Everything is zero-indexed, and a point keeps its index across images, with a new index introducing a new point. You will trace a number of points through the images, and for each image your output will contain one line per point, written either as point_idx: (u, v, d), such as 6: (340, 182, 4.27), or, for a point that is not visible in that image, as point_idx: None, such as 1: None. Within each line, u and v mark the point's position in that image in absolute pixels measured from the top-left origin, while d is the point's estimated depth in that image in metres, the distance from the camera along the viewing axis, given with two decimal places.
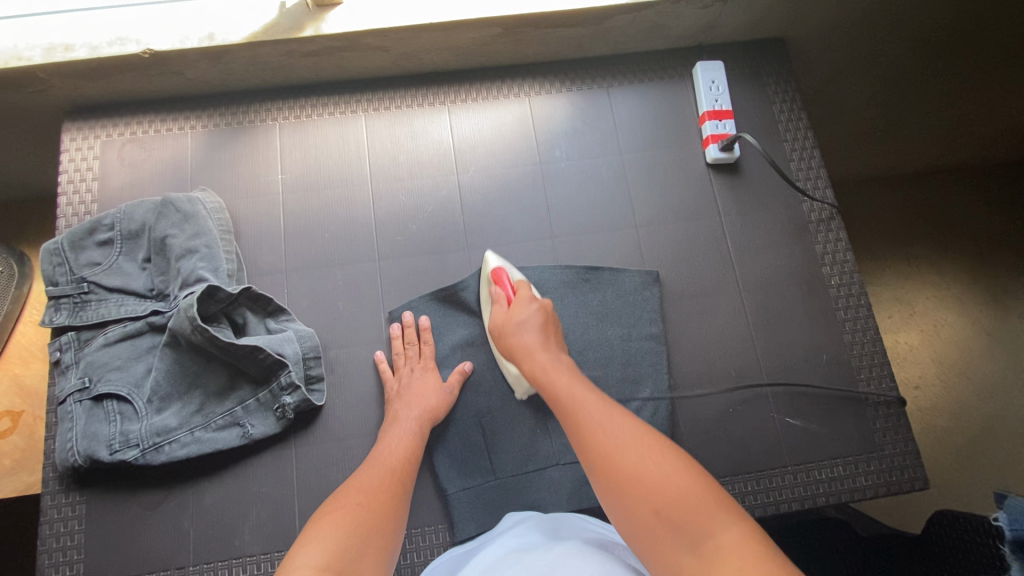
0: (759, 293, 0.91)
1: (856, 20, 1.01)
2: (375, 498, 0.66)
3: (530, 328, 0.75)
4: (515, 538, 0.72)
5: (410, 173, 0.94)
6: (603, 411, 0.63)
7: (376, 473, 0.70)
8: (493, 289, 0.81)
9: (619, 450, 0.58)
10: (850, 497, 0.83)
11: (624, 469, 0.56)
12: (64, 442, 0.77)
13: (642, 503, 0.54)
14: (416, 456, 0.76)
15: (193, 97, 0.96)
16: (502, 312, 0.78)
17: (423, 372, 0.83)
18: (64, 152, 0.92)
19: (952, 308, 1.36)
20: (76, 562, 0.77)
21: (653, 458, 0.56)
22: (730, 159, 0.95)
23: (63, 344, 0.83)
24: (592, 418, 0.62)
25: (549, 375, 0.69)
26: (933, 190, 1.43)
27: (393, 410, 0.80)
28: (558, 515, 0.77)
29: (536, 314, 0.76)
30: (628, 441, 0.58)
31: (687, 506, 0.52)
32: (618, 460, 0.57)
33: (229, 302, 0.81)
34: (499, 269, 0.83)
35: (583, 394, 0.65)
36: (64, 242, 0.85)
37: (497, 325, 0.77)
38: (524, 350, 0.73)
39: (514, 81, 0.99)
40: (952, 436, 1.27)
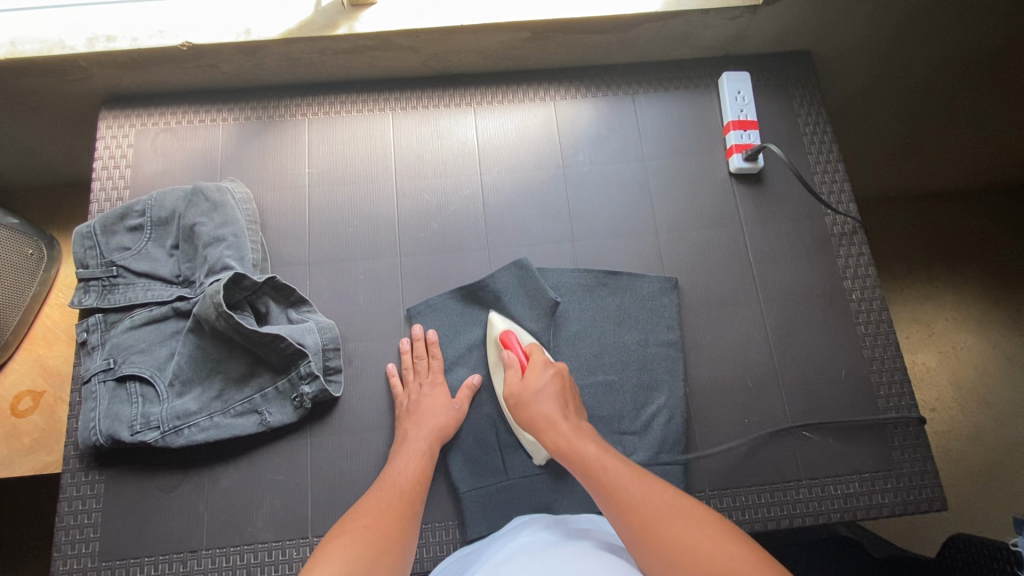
0: (779, 304, 0.91)
1: (885, 36, 1.01)
2: (384, 520, 0.67)
3: (550, 397, 0.76)
4: (524, 540, 0.71)
5: (434, 171, 0.95)
6: (636, 483, 0.64)
7: (386, 494, 0.71)
8: (505, 353, 0.81)
9: (661, 523, 0.59)
10: (866, 515, 0.82)
11: (668, 541, 0.58)
12: (87, 421, 0.79)
13: (692, 574, 0.55)
14: (425, 477, 0.75)
15: (226, 90, 0.98)
16: (515, 377, 0.78)
17: (432, 387, 0.83)
18: (100, 139, 0.95)
19: (973, 330, 1.34)
20: (92, 540, 0.78)
21: (695, 530, 0.58)
22: (753, 170, 0.95)
23: (90, 325, 0.84)
24: (628, 491, 0.64)
25: (574, 445, 0.71)
26: (957, 210, 1.41)
27: (402, 429, 0.79)
28: (567, 517, 0.77)
29: (553, 380, 0.77)
30: (668, 513, 0.60)
31: (736, 573, 0.53)
32: (661, 532, 0.59)
33: (254, 291, 0.82)
34: (508, 333, 0.83)
35: (614, 467, 0.67)
36: (96, 226, 0.87)
37: (512, 394, 0.77)
38: (547, 421, 0.74)
39: (540, 85, 1.00)
40: (968, 462, 1.25)
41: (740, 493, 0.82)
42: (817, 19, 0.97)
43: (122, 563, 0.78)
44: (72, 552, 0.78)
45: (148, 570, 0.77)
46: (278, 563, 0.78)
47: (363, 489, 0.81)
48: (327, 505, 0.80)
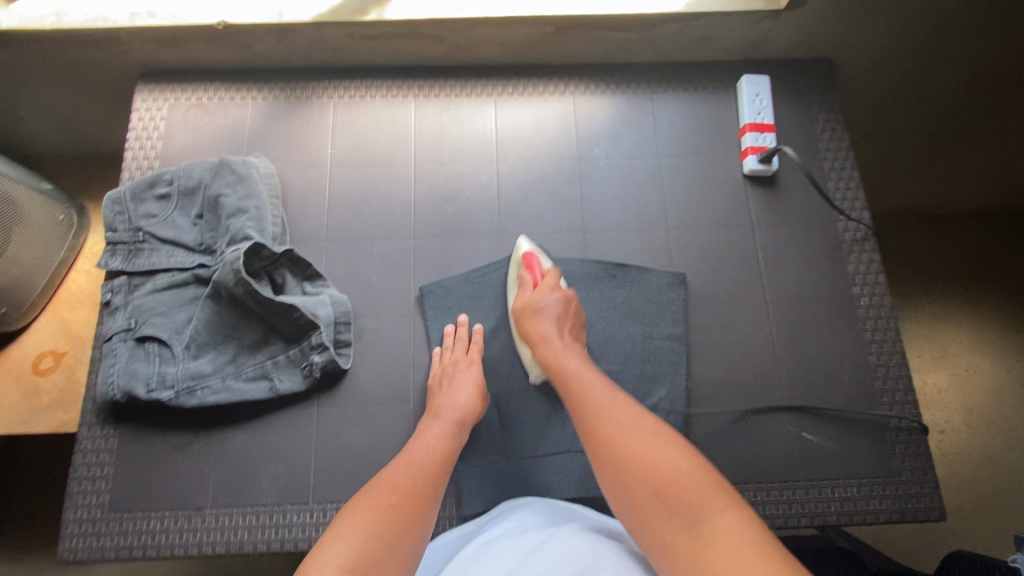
0: (785, 306, 0.91)
1: (907, 46, 1.02)
2: (408, 500, 0.63)
3: (550, 317, 0.80)
4: (516, 522, 0.72)
5: (452, 158, 0.98)
6: (611, 398, 0.67)
7: (411, 469, 0.68)
8: (522, 273, 0.86)
9: (624, 435, 0.62)
10: (862, 520, 0.82)
11: (625, 452, 0.60)
12: (106, 376, 0.82)
13: (642, 481, 0.58)
14: (449, 458, 0.73)
15: (257, 71, 1.01)
16: (526, 294, 0.84)
17: (467, 369, 0.83)
18: (135, 111, 0.99)
19: (985, 352, 1.33)
20: (103, 491, 0.81)
21: (653, 442, 0.60)
22: (768, 172, 0.96)
23: (114, 287, 0.88)
24: (598, 403, 0.67)
25: (560, 360, 0.75)
26: (975, 229, 1.40)
27: (435, 404, 0.79)
28: (553, 500, 0.78)
29: (558, 302, 0.81)
30: (634, 427, 0.63)
31: (685, 486, 0.56)
32: (620, 444, 0.61)
33: (271, 262, 0.85)
34: (532, 254, 0.88)
35: (591, 381, 0.70)
36: (126, 192, 0.91)
37: (521, 306, 0.83)
38: (541, 336, 0.78)
39: (560, 79, 1.02)
40: (974, 485, 1.23)
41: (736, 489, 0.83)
42: (840, 27, 0.98)
43: (130, 516, 0.80)
44: (84, 502, 0.81)
45: (154, 523, 0.80)
46: (279, 526, 0.80)
47: (365, 459, 0.83)
48: (329, 473, 0.83)
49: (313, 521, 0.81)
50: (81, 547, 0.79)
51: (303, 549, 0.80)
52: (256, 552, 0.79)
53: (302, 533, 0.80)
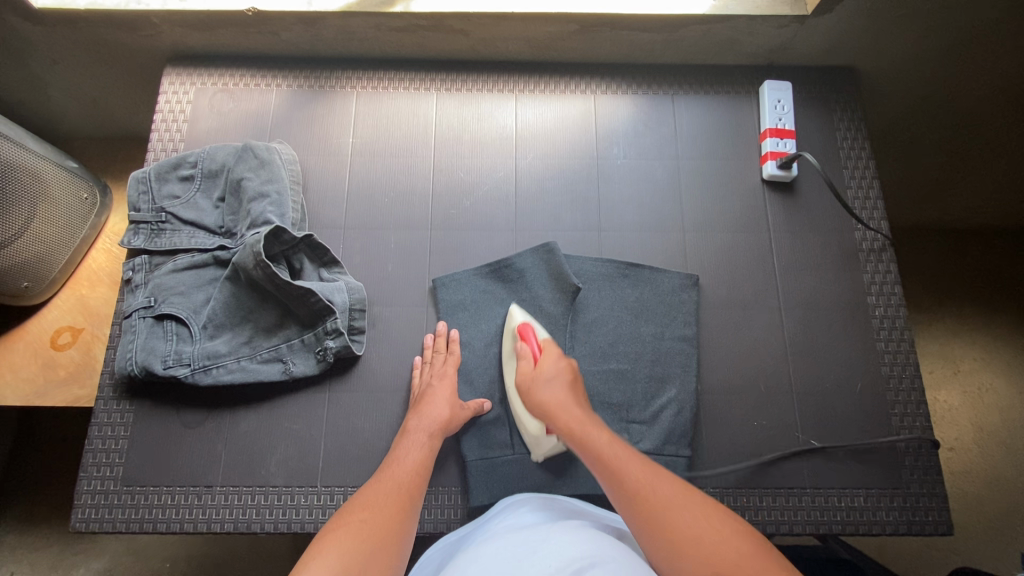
0: (799, 312, 0.91)
1: (933, 58, 1.01)
2: (381, 514, 0.65)
3: (558, 383, 0.77)
4: (513, 519, 0.73)
5: (471, 152, 0.98)
6: (649, 475, 0.65)
7: (385, 487, 0.69)
8: (520, 345, 0.82)
9: (672, 513, 0.61)
10: (868, 531, 0.81)
11: (678, 530, 0.59)
12: (125, 352, 0.83)
13: (700, 561, 0.56)
14: (424, 471, 0.74)
15: (283, 58, 1.03)
16: (528, 368, 0.80)
17: (440, 381, 0.82)
18: (163, 94, 1.00)
19: (999, 371, 1.31)
20: (116, 464, 0.83)
21: (705, 524, 0.59)
22: (786, 178, 0.96)
23: (136, 265, 0.90)
24: (638, 486, 0.64)
25: (586, 431, 0.72)
26: (994, 246, 1.38)
27: (407, 419, 0.80)
28: (554, 497, 0.78)
29: (564, 369, 0.78)
30: (679, 505, 0.61)
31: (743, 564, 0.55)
32: (673, 522, 0.60)
33: (291, 246, 0.87)
34: (526, 325, 0.84)
35: (625, 460, 0.68)
36: (151, 173, 0.92)
37: (523, 381, 0.79)
38: (555, 404, 0.75)
39: (582, 78, 1.02)
40: (983, 506, 1.22)
41: (742, 494, 0.83)
42: (867, 34, 0.97)
43: (142, 490, 0.82)
44: (97, 474, 0.82)
45: (164, 498, 0.82)
46: (286, 507, 0.81)
47: (373, 446, 0.84)
48: (337, 457, 0.84)
49: (320, 503, 0.82)
50: (93, 518, 0.80)
51: (309, 531, 0.81)
52: (263, 531, 0.80)
53: (308, 516, 0.81)
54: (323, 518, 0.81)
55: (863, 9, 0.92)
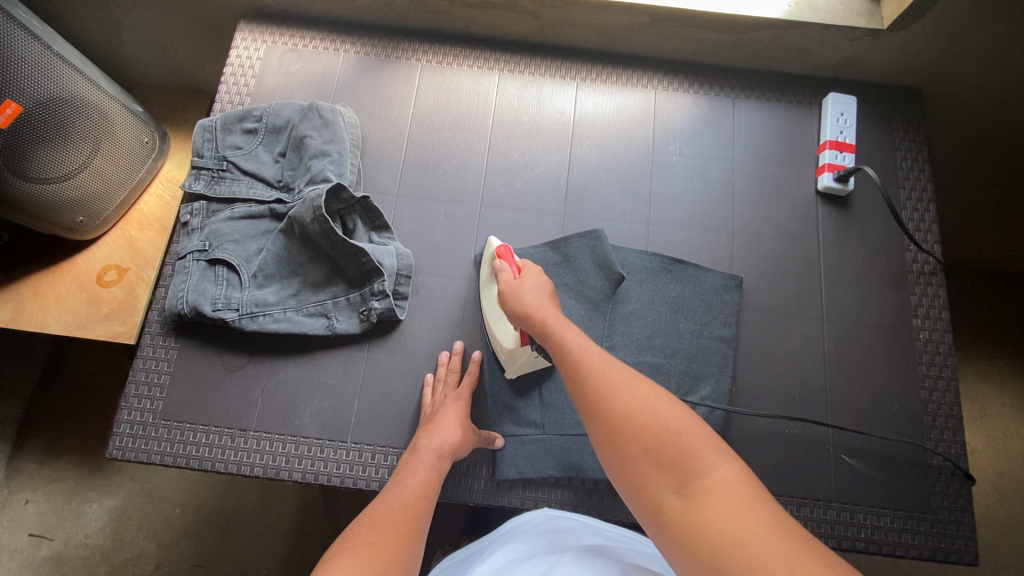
0: (841, 326, 0.90)
1: (1003, 87, 0.99)
2: (387, 538, 0.62)
3: (537, 292, 0.74)
4: (514, 547, 0.70)
5: (528, 134, 0.99)
6: (601, 356, 0.62)
7: (390, 508, 0.67)
8: (499, 263, 0.82)
9: (617, 390, 0.57)
10: (891, 551, 0.80)
11: (619, 406, 0.56)
12: (177, 291, 0.86)
13: (631, 438, 0.54)
14: (430, 494, 0.72)
15: (353, 25, 1.04)
16: (507, 280, 0.78)
17: (451, 401, 0.81)
18: (234, 48, 1.03)
19: None
20: (156, 397, 0.85)
21: (645, 397, 0.56)
22: (842, 192, 0.95)
23: (194, 210, 0.92)
24: (588, 363, 0.61)
25: (555, 322, 0.68)
26: None
27: (416, 440, 0.79)
28: (557, 515, 0.77)
29: (546, 285, 0.76)
30: (629, 383, 0.58)
31: (679, 446, 0.52)
32: (614, 397, 0.57)
33: (347, 206, 0.88)
34: (506, 249, 0.84)
35: (584, 343, 0.64)
36: (217, 122, 0.95)
37: (505, 291, 0.77)
38: (530, 307, 0.71)
39: (644, 72, 1.03)
40: (993, 552, 1.22)
41: None
42: (938, 56, 0.96)
43: (177, 425, 0.84)
44: (137, 405, 0.85)
45: (198, 436, 0.83)
46: (316, 458, 0.83)
47: (406, 408, 0.86)
48: (369, 416, 0.85)
49: (348, 459, 0.83)
50: (129, 447, 0.82)
51: (335, 485, 0.82)
52: (290, 479, 0.82)
53: (336, 470, 0.83)
54: (350, 474, 0.83)
55: (941, 27, 0.91)
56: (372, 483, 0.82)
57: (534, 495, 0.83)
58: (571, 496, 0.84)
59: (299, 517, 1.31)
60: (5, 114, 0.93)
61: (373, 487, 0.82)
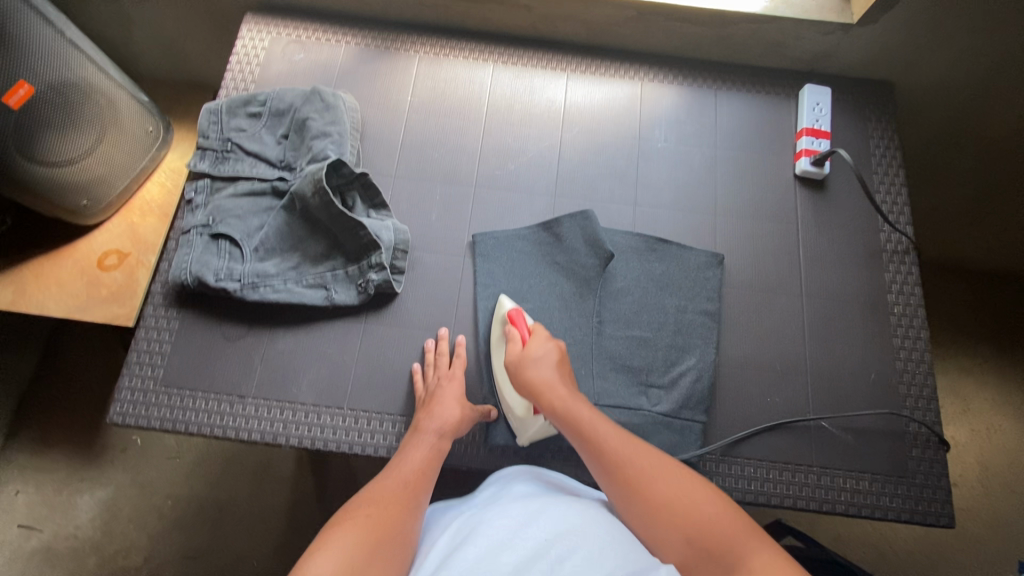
0: (819, 301, 0.94)
1: (969, 81, 1.06)
2: (384, 511, 0.65)
3: (546, 364, 0.79)
4: (505, 488, 0.74)
5: (521, 121, 1.04)
6: (631, 447, 0.70)
7: (388, 483, 0.70)
8: (509, 329, 0.84)
9: (647, 482, 0.65)
10: (870, 514, 0.83)
11: (654, 498, 0.63)
12: (181, 262, 0.89)
13: (676, 532, 0.61)
14: (430, 472, 0.74)
15: (355, 18, 1.10)
16: (515, 349, 0.82)
17: (450, 383, 0.84)
18: (240, 39, 1.07)
19: (1009, 415, 1.35)
20: (157, 366, 0.87)
21: (678, 489, 0.64)
22: (819, 175, 1.00)
23: (198, 188, 0.95)
24: (619, 462, 0.68)
25: (573, 410, 0.74)
26: (1014, 295, 1.42)
27: (416, 421, 0.81)
28: (545, 471, 0.80)
29: (552, 351, 0.81)
30: (657, 474, 0.65)
31: (718, 536, 0.58)
32: (648, 489, 0.64)
33: (348, 181, 0.92)
34: (516, 311, 0.86)
35: (603, 429, 0.72)
36: (223, 106, 0.99)
37: (511, 361, 0.81)
38: (543, 385, 0.77)
39: (632, 65, 1.08)
40: (978, 542, 1.27)
41: (751, 464, 0.85)
42: (906, 50, 1.03)
43: (178, 392, 0.86)
44: (138, 373, 0.87)
45: (198, 403, 0.86)
46: (313, 424, 0.85)
47: (400, 377, 0.89)
48: (366, 385, 0.88)
49: (344, 426, 0.86)
50: (129, 413, 0.84)
51: (332, 450, 0.84)
52: (287, 445, 0.84)
53: (333, 435, 0.85)
54: (346, 439, 0.85)
55: (907, 21, 0.97)
56: (368, 448, 0.85)
57: (525, 462, 0.86)
58: (561, 462, 0.86)
59: (295, 503, 1.32)
60: (18, 94, 0.97)
61: (370, 451, 0.85)
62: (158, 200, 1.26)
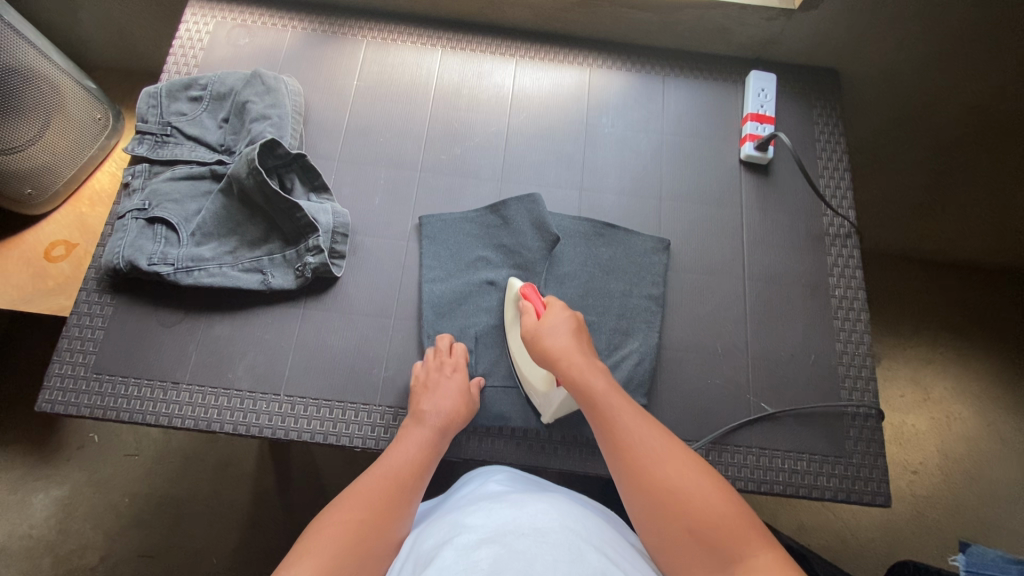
0: (762, 284, 0.95)
1: (912, 68, 1.07)
2: (375, 514, 0.64)
3: (562, 332, 0.80)
4: (475, 487, 0.74)
5: (468, 106, 1.03)
6: (639, 422, 0.68)
7: (383, 482, 0.68)
8: (523, 302, 0.85)
9: (656, 464, 0.63)
10: (808, 494, 0.84)
11: (661, 483, 0.62)
12: (113, 246, 0.86)
13: (676, 518, 0.59)
14: (427, 468, 0.73)
15: (302, 3, 1.09)
16: (531, 321, 0.82)
17: (453, 376, 0.82)
18: (184, 23, 1.06)
19: (968, 403, 1.37)
20: (89, 352, 0.85)
21: (686, 471, 0.62)
22: (763, 160, 1.01)
23: (136, 171, 0.94)
24: (628, 433, 0.67)
25: (586, 379, 0.74)
26: (969, 285, 1.45)
27: (418, 408, 0.79)
28: (513, 470, 0.79)
29: (569, 320, 0.81)
30: (669, 459, 0.64)
31: (721, 528, 0.57)
32: (653, 468, 0.63)
33: (285, 162, 0.91)
34: (529, 287, 0.87)
35: (619, 404, 0.71)
36: (162, 89, 0.97)
37: (528, 333, 0.82)
38: (561, 352, 0.77)
39: (582, 52, 1.08)
40: (939, 531, 1.28)
41: (692, 446, 0.85)
42: (848, 37, 1.04)
43: (109, 378, 0.84)
44: (69, 360, 0.85)
45: (131, 390, 0.84)
46: (249, 411, 0.84)
47: (339, 363, 0.87)
48: (303, 370, 0.87)
49: (280, 412, 0.84)
50: (58, 401, 0.82)
51: (267, 436, 0.83)
52: (222, 432, 0.83)
53: (268, 422, 0.83)
54: (282, 425, 0.84)
55: (847, 7, 0.98)
56: (304, 434, 0.83)
57: (467, 448, 0.85)
58: (503, 447, 0.85)
59: (252, 498, 1.30)
60: None
61: (307, 437, 0.83)
62: (105, 188, 1.23)
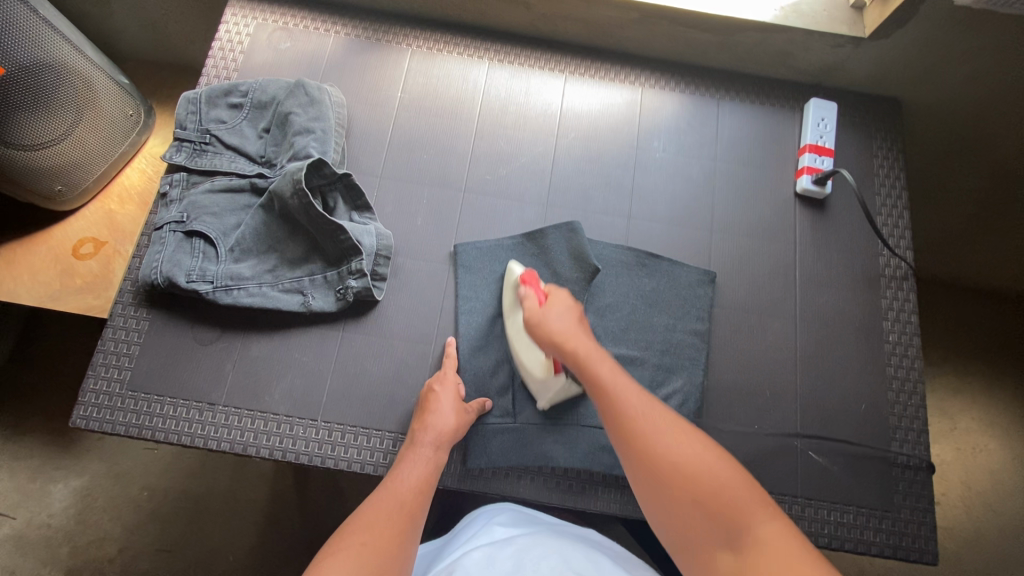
0: (814, 326, 0.92)
1: (978, 101, 1.02)
2: (382, 534, 0.62)
3: (566, 317, 0.76)
4: (482, 529, 0.73)
5: (514, 122, 1.00)
6: (642, 400, 0.65)
7: (388, 503, 0.67)
8: (523, 289, 0.82)
9: (657, 439, 0.60)
10: (852, 547, 0.82)
11: (664, 459, 0.58)
12: (151, 261, 0.84)
13: (682, 493, 0.55)
14: (429, 485, 0.72)
15: (346, 7, 1.05)
16: (532, 307, 0.78)
17: (446, 391, 0.81)
18: (224, 23, 1.02)
19: (998, 437, 1.33)
20: (125, 368, 0.84)
21: (689, 447, 0.58)
22: (820, 195, 0.97)
23: (173, 181, 0.91)
24: (631, 411, 0.63)
25: (590, 358, 0.70)
26: None
27: (412, 431, 0.78)
28: (520, 509, 0.79)
29: (573, 308, 0.78)
30: (670, 433, 0.60)
31: (727, 502, 0.53)
32: (654, 445, 0.59)
33: (328, 182, 0.88)
34: (528, 275, 0.84)
35: (622, 384, 0.67)
36: (202, 95, 0.94)
37: (531, 319, 0.77)
38: (565, 335, 0.73)
39: (632, 69, 1.04)
40: (958, 564, 1.25)
41: None
42: (917, 67, 0.99)
43: (145, 396, 0.83)
44: (103, 375, 0.83)
45: (166, 409, 0.82)
46: (285, 435, 0.82)
47: (378, 390, 0.85)
48: (341, 395, 0.85)
49: (317, 438, 0.82)
50: (93, 418, 0.81)
51: (303, 463, 0.81)
52: (258, 456, 0.81)
53: (305, 448, 0.82)
54: (319, 452, 0.82)
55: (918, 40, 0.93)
56: (341, 463, 0.82)
57: (505, 484, 0.83)
58: (542, 485, 0.83)
59: (270, 503, 1.29)
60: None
61: (342, 466, 0.82)
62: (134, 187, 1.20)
